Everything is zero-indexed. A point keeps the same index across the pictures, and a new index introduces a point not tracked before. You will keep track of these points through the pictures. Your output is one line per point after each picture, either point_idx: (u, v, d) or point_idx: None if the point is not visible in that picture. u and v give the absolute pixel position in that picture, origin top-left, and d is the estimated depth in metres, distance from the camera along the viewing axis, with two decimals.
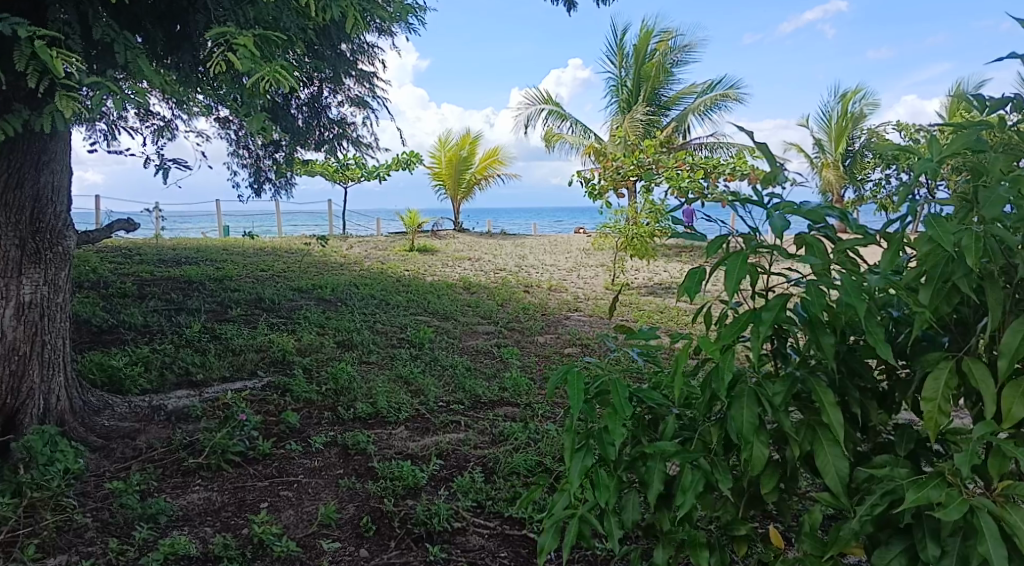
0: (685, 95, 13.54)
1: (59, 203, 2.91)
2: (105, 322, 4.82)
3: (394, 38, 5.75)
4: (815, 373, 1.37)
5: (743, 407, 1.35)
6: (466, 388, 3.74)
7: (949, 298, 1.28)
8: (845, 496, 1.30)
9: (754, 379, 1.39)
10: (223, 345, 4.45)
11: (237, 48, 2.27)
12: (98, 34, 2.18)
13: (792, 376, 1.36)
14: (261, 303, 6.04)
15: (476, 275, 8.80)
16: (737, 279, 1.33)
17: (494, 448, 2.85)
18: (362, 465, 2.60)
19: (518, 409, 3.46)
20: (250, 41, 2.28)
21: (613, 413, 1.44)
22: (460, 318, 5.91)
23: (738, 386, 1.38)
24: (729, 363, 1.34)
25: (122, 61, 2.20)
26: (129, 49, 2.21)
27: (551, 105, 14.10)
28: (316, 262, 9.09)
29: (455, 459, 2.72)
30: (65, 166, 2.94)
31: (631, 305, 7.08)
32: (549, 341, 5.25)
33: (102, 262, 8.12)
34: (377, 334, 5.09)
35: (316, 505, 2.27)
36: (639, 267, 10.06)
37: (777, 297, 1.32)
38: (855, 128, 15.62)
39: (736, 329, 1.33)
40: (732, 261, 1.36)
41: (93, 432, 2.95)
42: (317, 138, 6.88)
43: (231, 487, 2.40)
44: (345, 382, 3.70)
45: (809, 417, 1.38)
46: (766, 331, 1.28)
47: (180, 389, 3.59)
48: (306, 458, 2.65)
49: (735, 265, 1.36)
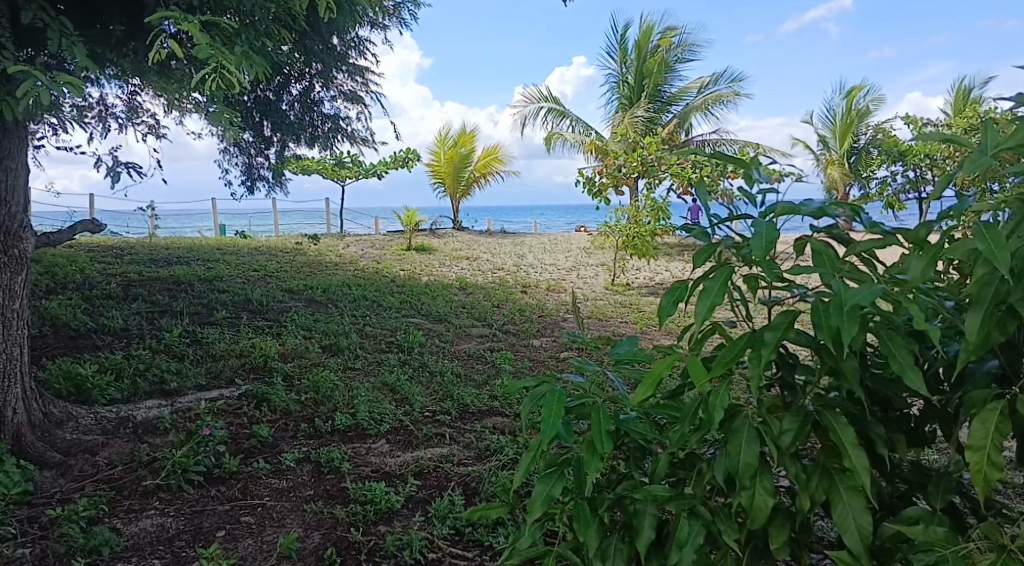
0: (688, 91, 13.34)
1: (15, 203, 2.72)
2: (82, 327, 4.64)
3: (386, 32, 5.58)
4: (831, 405, 1.19)
5: (740, 444, 1.17)
6: (454, 397, 3.55)
7: (1002, 325, 1.12)
8: (866, 555, 1.12)
9: (759, 413, 1.21)
10: (204, 350, 4.26)
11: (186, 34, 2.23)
12: (32, 17, 2.04)
13: (803, 411, 1.17)
14: (248, 305, 5.85)
15: (473, 274, 8.61)
16: (712, 295, 1.20)
17: (480, 465, 2.66)
18: (334, 485, 2.42)
19: (508, 420, 3.27)
20: (199, 27, 2.23)
21: (593, 449, 1.27)
22: (453, 320, 5.72)
23: (738, 419, 1.20)
24: (722, 400, 1.15)
25: (56, 48, 2.06)
26: (64, 36, 2.08)
27: (552, 102, 13.91)
28: (311, 262, 8.91)
29: (436, 478, 2.53)
30: (20, 164, 2.76)
31: (630, 306, 6.91)
32: (544, 345, 5.05)
33: (89, 262, 7.94)
34: (366, 337, 4.90)
35: (278, 533, 2.09)
36: (640, 266, 9.85)
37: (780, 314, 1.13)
38: (861, 125, 15.41)
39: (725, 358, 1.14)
40: (714, 277, 1.22)
41: (52, 448, 2.77)
42: (309, 135, 6.73)
43: (188, 512, 2.23)
44: (327, 391, 3.51)
45: (824, 457, 1.20)
46: (768, 357, 1.09)
47: (153, 398, 3.42)
48: (275, 478, 2.47)
49: (715, 284, 1.21)
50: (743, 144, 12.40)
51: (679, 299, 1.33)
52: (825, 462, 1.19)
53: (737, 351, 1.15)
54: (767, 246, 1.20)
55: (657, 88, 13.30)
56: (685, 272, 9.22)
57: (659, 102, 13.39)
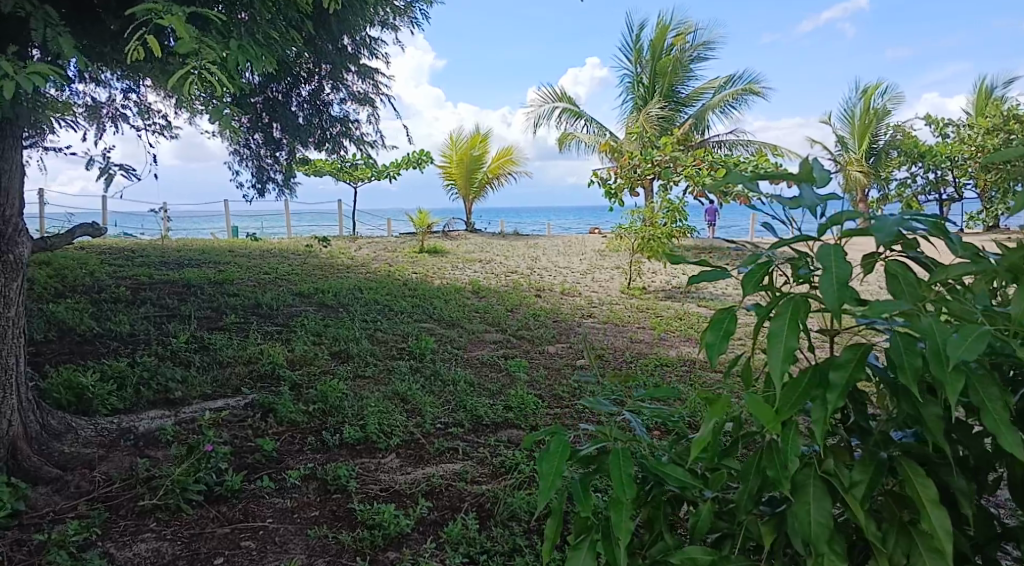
0: (704, 91, 13.16)
1: (11, 208, 2.63)
2: (88, 332, 4.56)
3: (397, 31, 5.46)
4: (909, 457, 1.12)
5: (808, 503, 1.11)
6: (467, 408, 3.41)
7: None
8: None
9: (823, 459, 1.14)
10: (211, 357, 4.15)
11: (169, 25, 2.17)
12: (11, 6, 2.00)
13: (874, 461, 1.11)
14: (258, 309, 5.76)
15: (486, 278, 8.48)
16: (782, 339, 1.08)
17: (493, 484, 2.52)
18: (341, 506, 2.29)
19: (523, 433, 3.14)
20: (181, 18, 2.17)
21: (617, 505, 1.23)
22: (466, 325, 5.59)
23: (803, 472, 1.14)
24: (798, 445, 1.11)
25: (40, 39, 2.03)
26: (48, 27, 2.04)
27: (566, 103, 13.77)
28: (323, 265, 8.82)
29: (448, 498, 2.39)
30: (15, 166, 2.68)
31: (647, 311, 6.75)
32: (559, 351, 4.91)
33: (100, 265, 7.90)
34: (377, 343, 4.78)
35: (279, 561, 1.99)
36: (657, 269, 9.68)
37: (850, 352, 1.06)
38: (880, 125, 15.16)
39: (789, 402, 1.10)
40: (780, 316, 1.10)
41: (49, 462, 2.66)
42: (318, 137, 6.64)
43: (185, 536, 2.12)
44: (335, 402, 3.38)
45: (895, 517, 1.13)
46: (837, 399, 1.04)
47: (155, 408, 3.31)
48: (279, 497, 2.35)
49: (782, 322, 1.10)
50: (761, 145, 12.20)
51: (725, 334, 1.23)
52: (899, 518, 1.12)
53: (798, 392, 1.10)
54: (839, 287, 1.09)
55: (672, 89, 13.12)
56: (702, 275, 9.04)
57: (674, 103, 13.20)
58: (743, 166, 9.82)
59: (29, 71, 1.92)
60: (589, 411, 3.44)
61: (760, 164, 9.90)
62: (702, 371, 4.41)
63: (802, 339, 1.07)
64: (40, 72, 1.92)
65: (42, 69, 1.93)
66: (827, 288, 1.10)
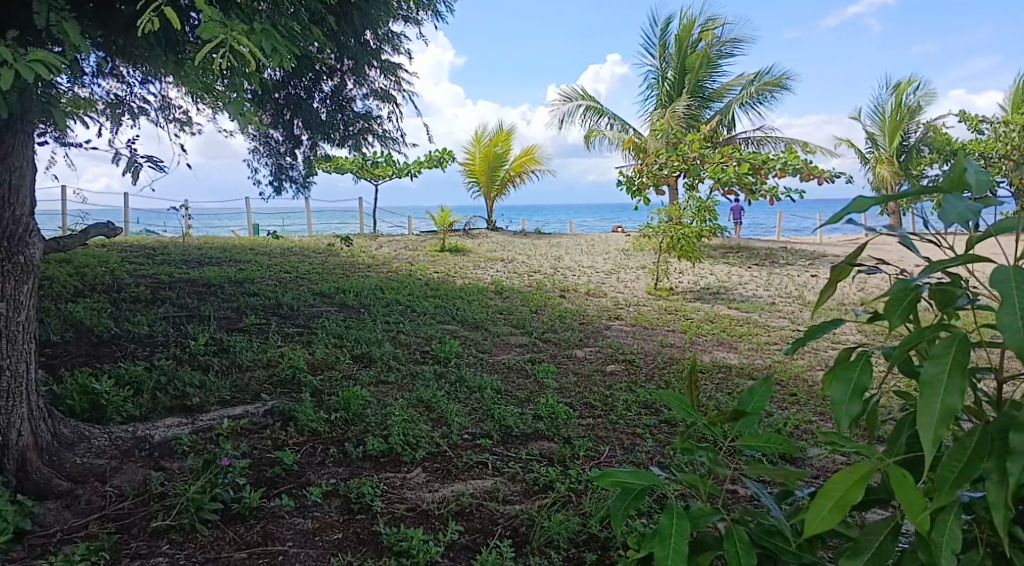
0: (731, 87, 12.89)
1: (21, 206, 2.51)
2: (106, 333, 4.46)
3: (420, 25, 5.32)
4: None
5: None
6: (495, 417, 3.25)
7: None
8: None
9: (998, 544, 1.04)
10: (230, 360, 4.03)
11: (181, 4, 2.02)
12: None
13: None
14: (278, 310, 5.64)
15: (509, 277, 8.31)
16: (943, 389, 1.02)
17: (526, 504, 2.35)
18: (365, 528, 2.14)
19: (556, 446, 2.97)
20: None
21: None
22: (490, 327, 5.41)
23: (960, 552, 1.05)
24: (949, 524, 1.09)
25: (44, 24, 1.98)
26: (52, 10, 1.99)
27: (590, 100, 13.56)
28: (344, 263, 8.70)
29: (479, 520, 2.23)
30: (26, 162, 2.56)
31: (676, 313, 6.55)
32: (588, 356, 4.72)
33: (121, 263, 7.84)
34: (399, 347, 4.63)
35: None
36: (683, 269, 9.44)
37: None
38: (912, 122, 14.76)
39: (953, 479, 1.07)
40: (937, 360, 1.05)
41: (60, 474, 2.53)
42: (340, 133, 6.52)
43: (200, 561, 1.98)
44: (357, 410, 3.24)
45: None
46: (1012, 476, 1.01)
47: (172, 415, 3.19)
48: (300, 517, 2.20)
49: (939, 369, 1.04)
50: (790, 143, 11.89)
51: (861, 388, 1.18)
52: None
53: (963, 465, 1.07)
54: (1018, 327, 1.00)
55: (698, 85, 12.85)
56: (731, 276, 8.79)
57: (700, 99, 12.93)
58: (772, 163, 9.55)
59: (32, 59, 1.82)
60: (623, 424, 3.26)
61: (790, 161, 9.62)
62: (739, 380, 4.21)
63: (964, 395, 1.01)
64: (40, 60, 1.80)
65: (46, 59, 1.82)
66: (1009, 322, 1.00)
